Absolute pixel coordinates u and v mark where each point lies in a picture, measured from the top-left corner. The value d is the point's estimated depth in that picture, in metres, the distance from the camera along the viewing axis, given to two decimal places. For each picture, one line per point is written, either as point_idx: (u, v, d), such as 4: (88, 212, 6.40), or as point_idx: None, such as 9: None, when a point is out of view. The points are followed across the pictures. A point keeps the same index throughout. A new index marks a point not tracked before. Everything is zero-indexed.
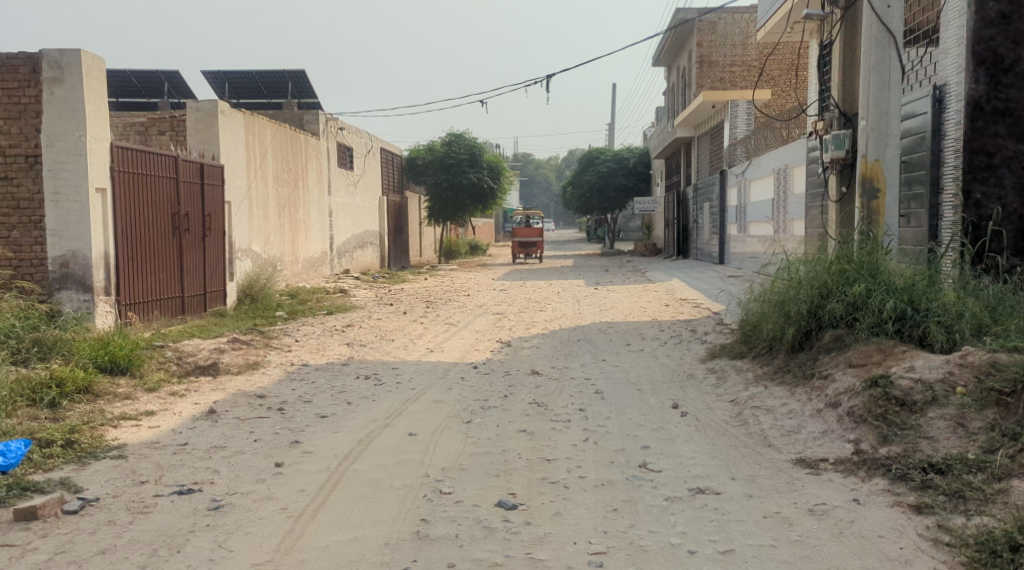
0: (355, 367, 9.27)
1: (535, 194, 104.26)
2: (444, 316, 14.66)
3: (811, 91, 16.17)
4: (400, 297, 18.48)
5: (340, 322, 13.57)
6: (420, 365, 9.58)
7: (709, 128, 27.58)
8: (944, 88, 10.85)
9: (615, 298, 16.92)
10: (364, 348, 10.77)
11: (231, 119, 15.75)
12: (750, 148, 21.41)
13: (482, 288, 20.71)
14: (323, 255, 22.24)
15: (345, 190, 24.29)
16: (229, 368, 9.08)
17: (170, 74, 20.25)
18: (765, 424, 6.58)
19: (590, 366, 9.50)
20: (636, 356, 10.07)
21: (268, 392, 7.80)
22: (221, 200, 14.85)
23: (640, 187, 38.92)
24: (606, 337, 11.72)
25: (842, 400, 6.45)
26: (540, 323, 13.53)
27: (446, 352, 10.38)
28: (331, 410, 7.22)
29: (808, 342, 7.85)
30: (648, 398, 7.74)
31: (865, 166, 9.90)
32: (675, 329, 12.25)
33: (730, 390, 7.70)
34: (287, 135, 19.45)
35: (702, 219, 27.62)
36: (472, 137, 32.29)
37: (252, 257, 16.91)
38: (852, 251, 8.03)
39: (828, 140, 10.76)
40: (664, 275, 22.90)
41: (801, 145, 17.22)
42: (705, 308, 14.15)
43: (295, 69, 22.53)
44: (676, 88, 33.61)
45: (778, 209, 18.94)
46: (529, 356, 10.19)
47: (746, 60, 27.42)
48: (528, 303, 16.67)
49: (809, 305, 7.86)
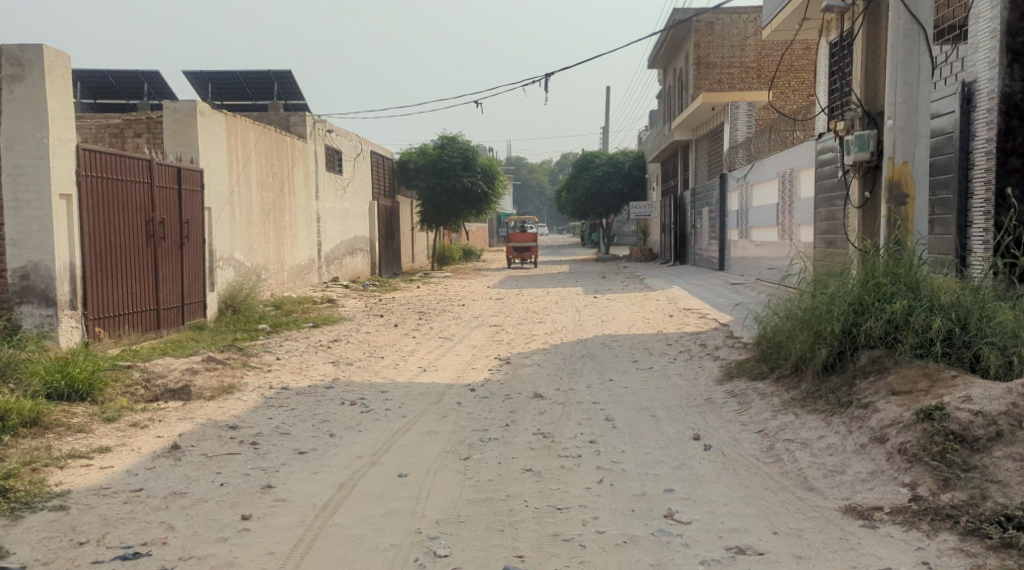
0: (339, 391, 8.46)
1: (529, 199, 103.64)
2: (436, 329, 13.87)
3: (821, 91, 15.45)
4: (390, 308, 17.69)
5: (326, 336, 12.77)
6: (411, 387, 8.77)
7: (707, 131, 26.84)
8: (973, 85, 10.10)
9: (616, 308, 16.13)
10: (351, 367, 9.97)
11: (211, 121, 14.95)
12: (752, 151, 20.64)
13: (476, 297, 19.91)
14: (310, 263, 21.43)
15: (334, 195, 23.48)
16: (202, 392, 8.24)
17: (150, 74, 19.47)
18: (802, 462, 5.81)
19: (597, 387, 8.70)
20: (646, 375, 9.28)
21: (242, 422, 6.99)
22: (200, 206, 14.05)
23: (636, 191, 38.15)
24: (610, 353, 10.94)
25: (891, 434, 5.68)
26: (539, 336, 12.75)
27: (440, 371, 9.61)
28: (310, 444, 6.42)
29: (841, 364, 7.06)
30: (665, 427, 6.96)
31: (893, 168, 9.09)
32: (684, 343, 11.48)
33: (756, 418, 6.92)
34: (271, 137, 18.64)
35: (701, 225, 26.86)
36: (465, 140, 31.43)
37: (234, 266, 16.10)
38: (889, 262, 7.24)
39: (849, 140, 9.89)
40: (664, 282, 22.14)
41: (808, 148, 16.45)
42: (712, 319, 13.38)
43: (281, 70, 21.76)
44: (672, 91, 32.87)
45: (782, 213, 18.19)
46: (529, 375, 9.41)
47: (744, 62, 26.63)
48: (526, 313, 15.89)
49: (841, 323, 7.07)
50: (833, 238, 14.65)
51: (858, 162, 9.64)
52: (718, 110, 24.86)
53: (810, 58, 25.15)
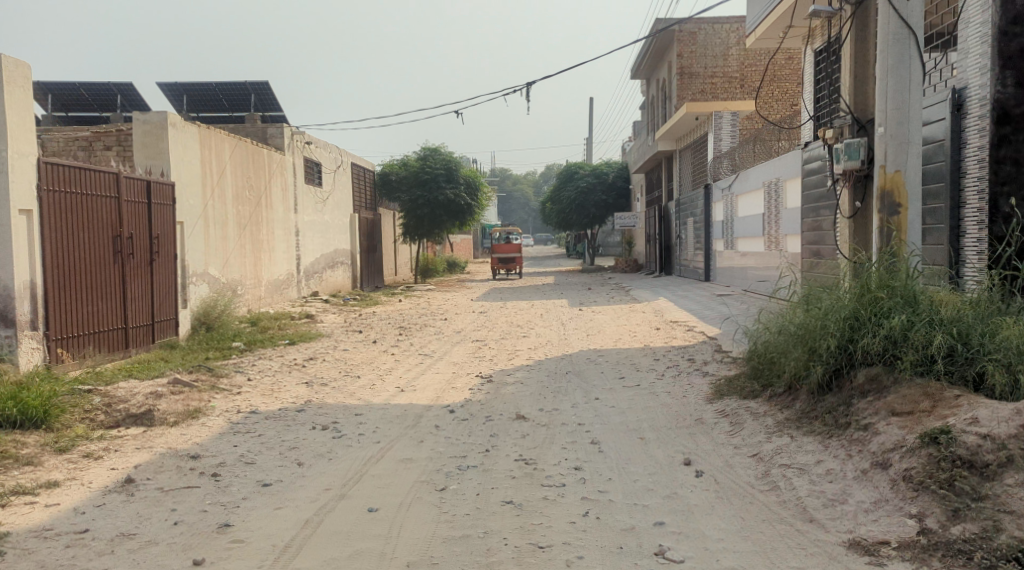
0: (311, 415, 8.06)
1: (512, 210, 103.40)
2: (417, 345, 13.48)
3: (806, 100, 15.18)
4: (370, 323, 17.27)
5: (301, 354, 12.37)
6: (387, 409, 8.38)
7: (691, 141, 26.59)
8: (964, 91, 9.76)
9: (601, 321, 15.78)
10: (325, 388, 9.57)
11: (184, 133, 14.56)
12: (736, 161, 20.38)
13: (458, 311, 19.52)
14: (289, 277, 21.01)
15: (313, 208, 23.08)
16: (165, 417, 7.83)
17: (123, 85, 19.05)
18: (801, 489, 5.46)
19: (582, 407, 8.33)
20: (633, 393, 8.92)
21: (204, 451, 6.60)
22: (171, 220, 13.65)
23: (619, 202, 37.89)
24: (595, 369, 10.56)
25: (894, 459, 5.33)
26: (522, 351, 12.38)
27: (419, 391, 9.22)
28: (276, 474, 6.03)
29: (836, 383, 6.70)
30: (653, 451, 6.59)
31: (883, 177, 8.71)
32: (671, 358, 11.13)
33: (749, 440, 6.55)
34: (247, 149, 18.22)
35: (686, 235, 26.57)
36: (448, 151, 31.12)
37: (208, 282, 15.69)
38: (886, 275, 6.90)
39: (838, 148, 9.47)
40: (649, 294, 21.83)
41: (794, 157, 16.16)
42: (699, 333, 13.04)
43: (259, 82, 21.37)
44: (655, 101, 32.63)
45: (769, 223, 17.89)
46: (512, 394, 9.03)
47: (727, 71, 26.39)
48: (510, 327, 15.52)
49: (836, 340, 6.71)
50: (821, 248, 14.33)
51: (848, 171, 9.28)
52: (701, 120, 24.60)
53: (793, 68, 24.95)
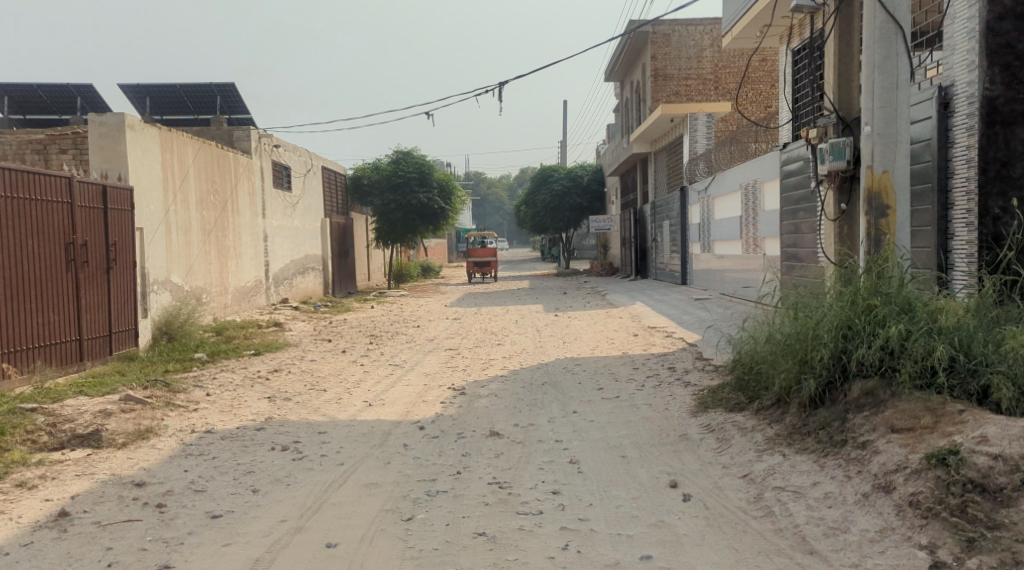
0: (270, 435, 7.57)
1: (488, 213, 103.01)
2: (387, 355, 12.99)
3: (783, 101, 14.80)
4: (339, 331, 16.75)
5: (266, 366, 11.88)
6: (353, 427, 7.89)
7: (666, 144, 26.23)
8: (951, 89, 9.02)
9: (577, 327, 15.36)
10: (288, 403, 9.08)
11: (143, 136, 14.07)
12: (712, 163, 20.03)
13: (431, 317, 19.04)
14: (257, 284, 20.45)
15: (282, 213, 22.51)
16: (114, 438, 7.34)
17: (82, 87, 18.44)
18: (797, 516, 5.03)
19: (560, 421, 7.88)
20: (613, 405, 8.47)
21: (151, 478, 6.14)
22: (131, 226, 13.13)
23: (595, 205, 37.54)
24: (573, 379, 10.12)
25: (898, 482, 4.92)
26: (496, 360, 11.93)
27: (387, 405, 8.74)
28: (227, 504, 5.58)
29: (828, 397, 6.25)
30: (635, 472, 6.15)
31: (871, 178, 8.13)
32: (651, 366, 10.70)
33: (738, 459, 6.10)
34: (212, 153, 17.66)
35: (661, 238, 26.21)
36: (421, 154, 30.64)
37: (172, 290, 15.38)
38: (880, 283, 6.48)
39: (822, 148, 8.85)
40: (626, 298, 21.45)
41: (771, 158, 15.78)
42: (679, 339, 12.63)
43: (224, 83, 20.84)
44: (630, 103, 32.25)
45: (746, 226, 17.52)
46: (485, 408, 8.56)
47: (701, 73, 26.05)
48: (484, 335, 15.07)
49: (829, 351, 6.26)
50: (802, 251, 13.96)
51: (833, 172, 8.75)
52: (676, 122, 24.25)
53: (767, 69, 24.63)
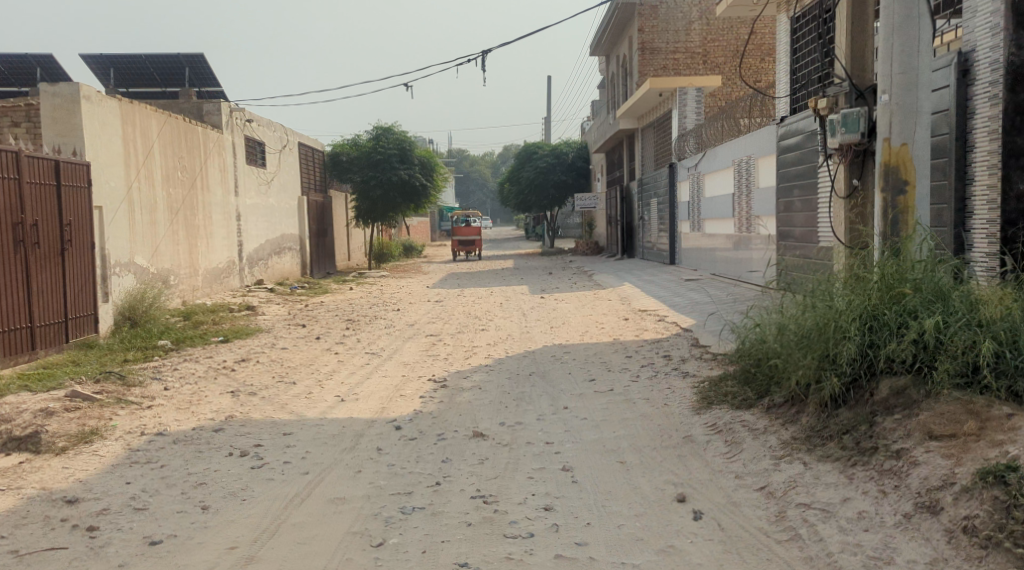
0: (229, 437, 6.85)
1: (471, 191, 102.16)
2: (363, 341, 12.27)
3: (780, 72, 14.10)
4: (315, 314, 16.04)
5: (233, 354, 11.18)
6: (322, 427, 7.16)
7: (653, 120, 25.45)
8: (971, 53, 8.14)
9: (564, 310, 14.68)
10: (253, 397, 8.35)
11: (100, 108, 13.70)
12: (703, 138, 19.29)
13: (412, 299, 18.32)
14: (229, 265, 19.72)
15: (256, 191, 21.67)
16: (54, 441, 6.66)
17: (42, 58, 17.62)
18: (831, 543, 4.37)
19: (549, 418, 7.19)
20: (607, 400, 7.76)
21: (86, 493, 5.48)
22: (88, 205, 12.84)
23: (580, 182, 36.76)
24: (562, 369, 9.40)
25: (946, 501, 4.31)
26: (479, 347, 11.23)
27: (361, 401, 8.02)
28: (170, 526, 4.92)
29: (850, 396, 5.53)
30: (636, 483, 5.45)
31: (887, 152, 7.23)
32: (645, 354, 10.02)
33: (753, 469, 5.38)
34: (179, 126, 17.09)
35: (649, 217, 25.56)
36: (401, 130, 29.71)
37: (136, 273, 14.85)
38: (911, 268, 5.76)
39: (831, 119, 8.01)
40: (613, 278, 20.78)
41: (766, 133, 15.07)
42: (672, 324, 11.96)
43: (193, 55, 20.11)
44: (616, 78, 31.37)
45: (739, 203, 16.83)
46: (469, 404, 7.84)
47: (689, 47, 25.25)
48: (467, 318, 14.38)
49: (853, 344, 5.55)
50: (800, 231, 13.26)
51: (844, 145, 7.92)
52: (663, 97, 23.47)
53: (758, 43, 23.84)
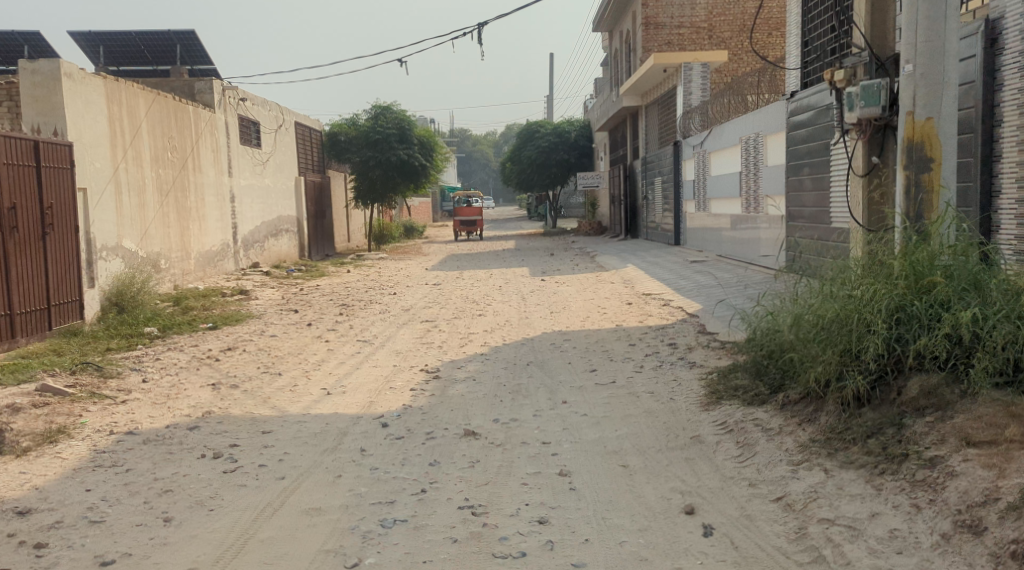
0: (204, 436, 6.38)
1: (474, 170, 101.49)
2: (356, 327, 11.79)
3: (791, 46, 13.55)
4: (309, 299, 15.58)
5: (221, 343, 10.72)
6: (303, 425, 6.68)
7: (657, 96, 24.85)
8: (1000, 21, 7.62)
9: (565, 294, 14.19)
10: (235, 391, 7.88)
11: (84, 86, 13.21)
12: (709, 115, 18.72)
13: (409, 282, 17.84)
14: (223, 248, 19.26)
15: (250, 171, 21.15)
16: (16, 441, 6.18)
17: (28, 35, 17.30)
18: (859, 568, 3.97)
19: (547, 415, 6.72)
20: (608, 394, 7.29)
21: (41, 503, 5.03)
22: (71, 187, 12.37)
23: (583, 161, 36.18)
24: (561, 359, 8.92)
25: (991, 522, 3.91)
26: (476, 334, 10.75)
27: (348, 395, 7.56)
28: (126, 544, 4.48)
29: (874, 393, 5.06)
30: (639, 490, 5.01)
31: (910, 127, 6.72)
32: (649, 341, 9.54)
33: (768, 476, 4.92)
34: (168, 105, 16.57)
35: (653, 196, 25.01)
36: (400, 109, 29.07)
37: (124, 257, 14.39)
38: (942, 254, 5.28)
39: (849, 93, 7.48)
40: (617, 259, 20.27)
41: (775, 108, 14.52)
42: (677, 309, 11.48)
43: (184, 32, 19.60)
44: (620, 54, 30.69)
45: (746, 182, 16.30)
46: (462, 399, 7.37)
47: (695, 21, 24.60)
48: (465, 302, 13.91)
49: (879, 336, 5.08)
50: (811, 211, 12.74)
51: (863, 121, 7.40)
52: (668, 73, 22.85)
53: (765, 17, 23.20)
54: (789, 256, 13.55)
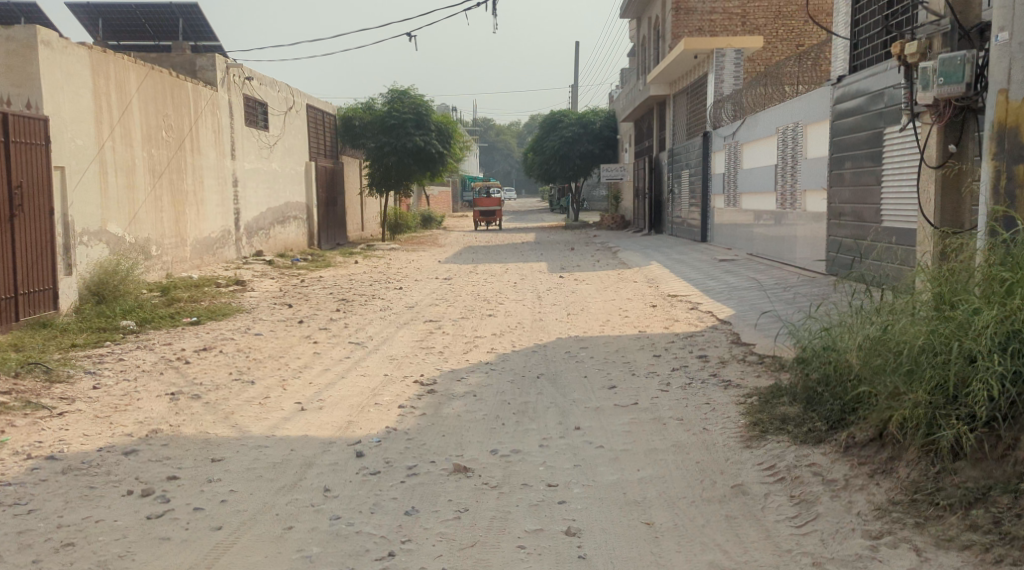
0: (139, 464, 5.26)
1: (496, 161, 100.48)
2: (351, 327, 10.68)
3: (840, 23, 12.33)
4: (308, 292, 14.52)
5: (198, 341, 9.64)
6: (263, 452, 5.55)
7: (686, 85, 23.60)
8: None
9: (584, 293, 13.03)
10: (195, 404, 6.77)
11: (65, 57, 12.24)
12: (743, 104, 17.47)
13: (419, 276, 16.73)
14: (224, 235, 18.26)
15: (256, 154, 20.11)
16: None
17: (24, 7, 16.44)
18: None
19: (554, 446, 5.58)
20: (630, 418, 6.14)
21: None
22: (45, 165, 11.36)
23: (607, 153, 34.93)
24: (577, 372, 7.75)
25: None
26: (482, 338, 9.61)
27: (324, 413, 6.45)
28: None
29: (978, 446, 3.98)
30: (669, 564, 3.92)
31: (1003, 109, 5.55)
32: (676, 352, 8.38)
33: (839, 553, 3.86)
34: (165, 81, 15.54)
35: (679, 190, 23.80)
36: (418, 94, 27.85)
37: (109, 243, 13.39)
38: None
39: (926, 67, 6.50)
40: (640, 256, 19.06)
41: (817, 95, 13.29)
42: (708, 314, 10.31)
43: (188, 6, 18.64)
44: (648, 41, 29.39)
45: (782, 176, 15.05)
46: (457, 422, 6.22)
47: (727, 7, 23.34)
48: (475, 300, 12.79)
49: (989, 372, 4.01)
50: (855, 208, 11.52)
51: (940, 101, 6.44)
52: (699, 60, 21.57)
53: None
54: (831, 257, 12.32)
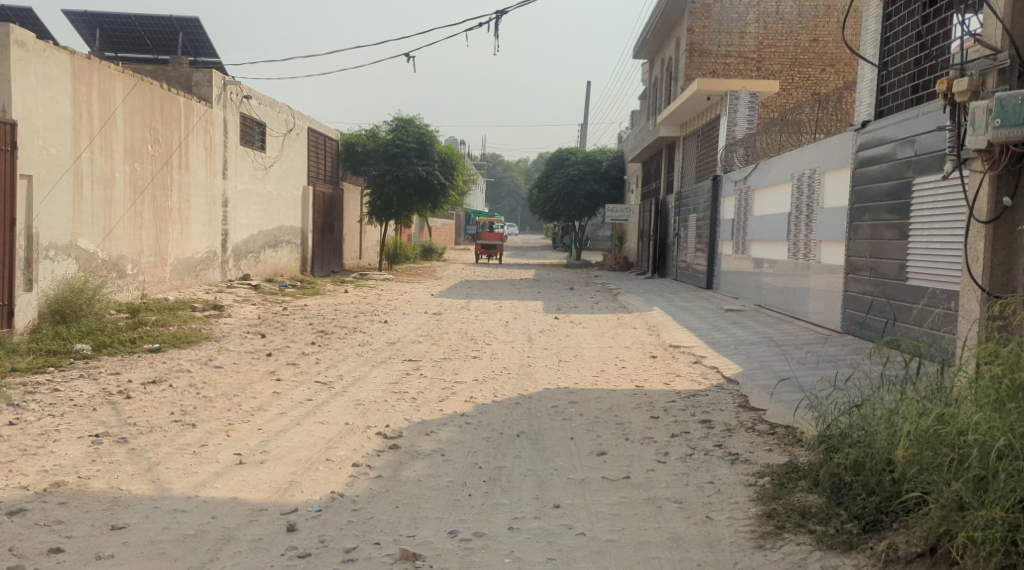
0: (21, 530, 4.36)
1: (502, 196, 99.99)
2: (323, 363, 9.79)
3: (866, 67, 11.54)
4: (288, 321, 13.62)
5: (151, 372, 8.73)
6: (177, 518, 4.63)
7: (697, 128, 22.85)
8: None
9: (580, 338, 12.13)
10: (118, 450, 5.83)
11: (43, 60, 11.47)
12: (756, 149, 16.67)
13: (408, 310, 15.86)
14: (209, 256, 17.41)
15: (249, 175, 19.34)
16: None
17: (18, 11, 15.76)
18: None
19: (526, 530, 4.66)
20: (621, 496, 5.23)
21: None
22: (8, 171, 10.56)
23: (612, 193, 34.16)
24: (562, 432, 6.82)
25: None
26: (464, 384, 8.68)
27: (263, 471, 5.52)
28: None
29: None
30: None
31: None
32: (675, 413, 7.45)
33: None
34: (155, 94, 14.79)
35: (686, 234, 22.96)
36: (422, 123, 27.10)
37: (78, 259, 12.55)
38: None
39: (981, 106, 5.65)
40: (642, 300, 18.17)
41: (837, 141, 12.45)
42: (714, 370, 9.40)
43: (188, 20, 17.99)
44: (660, 82, 28.76)
45: (795, 225, 14.20)
46: (417, 490, 5.30)
47: (743, 51, 22.66)
48: (464, 340, 11.87)
49: None
50: (874, 263, 10.66)
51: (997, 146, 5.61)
52: (712, 102, 20.81)
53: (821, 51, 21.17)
54: (848, 314, 11.42)
